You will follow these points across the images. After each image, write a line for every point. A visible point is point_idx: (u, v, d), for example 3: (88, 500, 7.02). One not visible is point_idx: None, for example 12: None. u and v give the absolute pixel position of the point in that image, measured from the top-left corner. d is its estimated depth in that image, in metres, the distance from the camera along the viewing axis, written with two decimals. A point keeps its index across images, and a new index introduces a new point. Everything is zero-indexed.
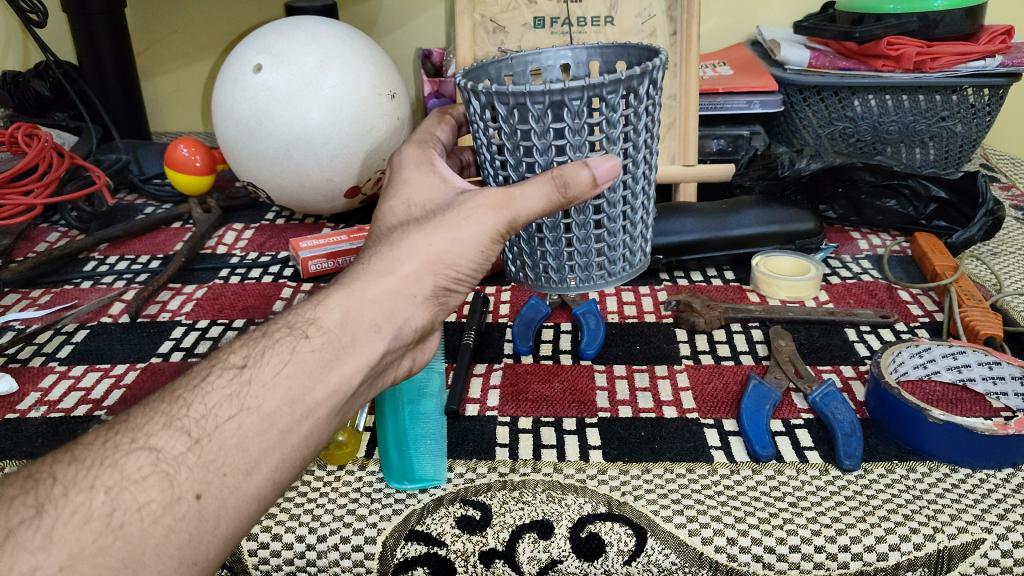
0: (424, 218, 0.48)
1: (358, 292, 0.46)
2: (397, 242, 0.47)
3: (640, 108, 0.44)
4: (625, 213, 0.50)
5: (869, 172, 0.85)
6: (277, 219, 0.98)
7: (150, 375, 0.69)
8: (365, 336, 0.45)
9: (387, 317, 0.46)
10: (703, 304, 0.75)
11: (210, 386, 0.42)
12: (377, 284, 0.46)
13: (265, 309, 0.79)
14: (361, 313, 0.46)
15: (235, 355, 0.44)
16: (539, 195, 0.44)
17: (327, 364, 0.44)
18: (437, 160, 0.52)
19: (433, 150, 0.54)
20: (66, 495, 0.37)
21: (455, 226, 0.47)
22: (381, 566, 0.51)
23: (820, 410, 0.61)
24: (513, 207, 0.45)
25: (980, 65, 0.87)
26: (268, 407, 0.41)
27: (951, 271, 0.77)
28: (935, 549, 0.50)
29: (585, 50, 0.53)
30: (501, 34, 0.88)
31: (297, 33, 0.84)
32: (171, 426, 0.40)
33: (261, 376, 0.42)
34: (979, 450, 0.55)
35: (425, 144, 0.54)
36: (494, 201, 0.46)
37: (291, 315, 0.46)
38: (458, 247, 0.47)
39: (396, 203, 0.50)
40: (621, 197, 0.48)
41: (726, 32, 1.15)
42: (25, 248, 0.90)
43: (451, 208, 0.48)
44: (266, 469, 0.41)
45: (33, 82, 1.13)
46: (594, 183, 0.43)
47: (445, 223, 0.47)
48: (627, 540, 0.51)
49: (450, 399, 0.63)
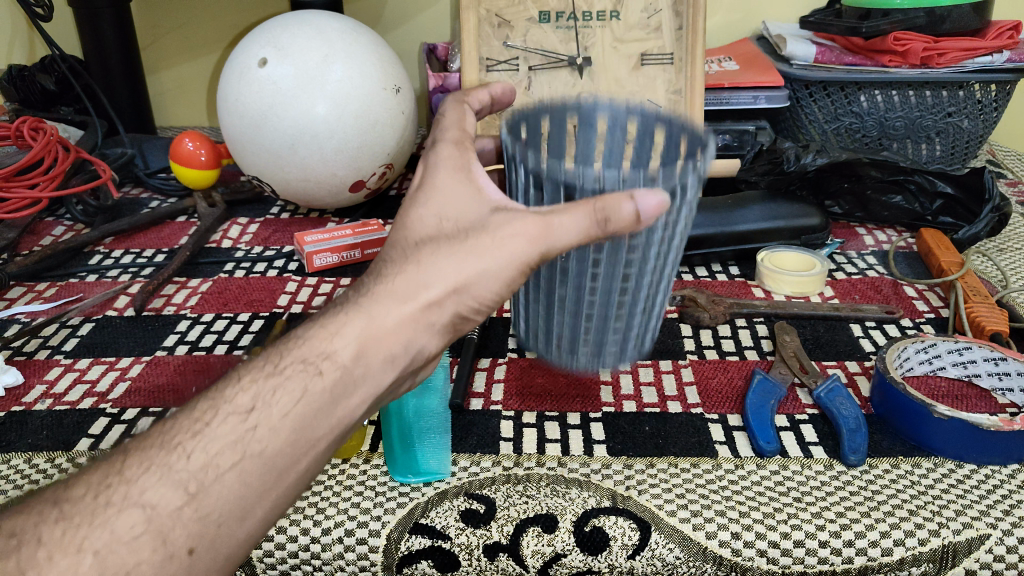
0: (455, 237, 0.43)
1: (377, 320, 0.42)
2: (424, 262, 0.43)
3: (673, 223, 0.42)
4: (651, 280, 0.46)
5: (875, 168, 0.85)
6: (282, 214, 0.98)
7: (155, 369, 0.69)
8: (378, 370, 0.42)
9: (404, 348, 0.43)
10: (708, 300, 0.75)
11: (212, 432, 0.39)
12: (396, 310, 0.42)
13: (270, 303, 0.79)
14: (378, 345, 0.42)
15: (242, 394, 0.41)
16: (577, 227, 0.39)
17: (334, 403, 0.41)
18: (475, 166, 0.46)
19: (472, 150, 0.48)
20: (50, 560, 0.35)
21: (486, 253, 0.42)
22: (385, 559, 0.51)
23: (825, 405, 0.61)
24: (547, 239, 0.40)
25: (986, 60, 0.87)
26: (272, 451, 0.39)
27: (957, 267, 0.77)
28: (940, 544, 0.50)
29: (620, 102, 0.53)
30: (506, 28, 0.87)
31: (302, 27, 0.84)
32: (167, 478, 0.38)
33: (268, 419, 0.40)
34: (984, 446, 0.55)
35: (462, 142, 0.48)
36: (524, 229, 0.41)
37: (300, 342, 0.43)
38: (486, 281, 0.42)
39: (427, 212, 0.45)
40: (651, 272, 0.45)
41: (732, 28, 1.15)
42: (31, 242, 0.91)
43: (486, 228, 0.42)
44: (260, 512, 0.40)
45: (38, 75, 1.12)
46: (639, 220, 0.37)
47: (477, 246, 0.42)
48: (631, 534, 0.51)
49: (454, 391, 0.63)
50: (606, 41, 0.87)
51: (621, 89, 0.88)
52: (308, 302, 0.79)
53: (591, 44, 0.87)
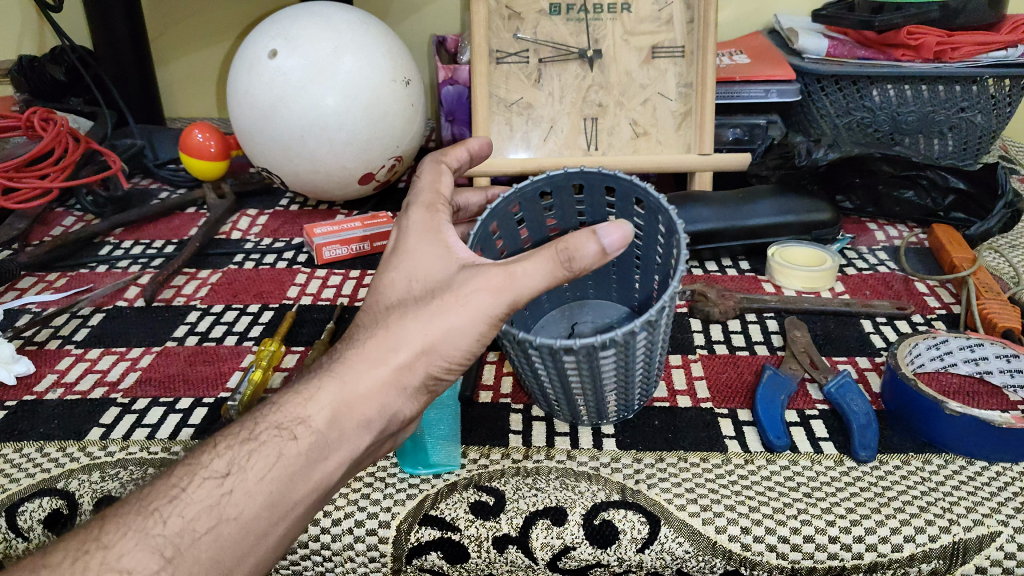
0: (422, 297, 0.46)
1: (350, 387, 0.45)
2: (393, 325, 0.46)
3: (659, 323, 0.49)
4: (640, 373, 0.54)
5: (887, 163, 0.84)
6: (292, 205, 0.99)
7: (166, 359, 0.69)
8: (352, 434, 0.45)
9: (377, 412, 0.45)
10: (718, 295, 0.74)
11: (189, 497, 0.42)
12: (369, 376, 0.45)
13: (280, 295, 0.79)
14: (351, 409, 0.45)
15: (217, 459, 0.43)
16: (540, 272, 0.43)
17: (311, 466, 0.43)
18: (446, 229, 0.50)
19: (444, 215, 0.51)
20: None
21: (452, 311, 0.44)
22: (395, 550, 0.51)
23: (836, 401, 0.60)
24: (514, 288, 0.43)
25: (1001, 54, 0.87)
26: (248, 514, 0.42)
27: (969, 264, 0.76)
28: (951, 541, 0.50)
29: (597, 176, 0.56)
30: (516, 20, 0.86)
31: (313, 19, 0.84)
32: (144, 542, 0.40)
33: (243, 484, 0.42)
34: (995, 443, 0.55)
35: (434, 208, 0.51)
36: (494, 283, 0.44)
37: (274, 410, 0.45)
38: (453, 337, 0.45)
39: (398, 275, 0.48)
40: (636, 372, 0.52)
41: (744, 21, 1.14)
42: (42, 232, 0.91)
43: (450, 287, 0.45)
44: (242, 569, 0.42)
45: (49, 66, 1.12)
46: (604, 252, 0.43)
47: (443, 306, 0.45)
48: (641, 527, 0.51)
49: (464, 385, 0.64)
50: (617, 34, 0.87)
51: (632, 82, 0.88)
52: (317, 294, 0.79)
53: (602, 37, 0.87)
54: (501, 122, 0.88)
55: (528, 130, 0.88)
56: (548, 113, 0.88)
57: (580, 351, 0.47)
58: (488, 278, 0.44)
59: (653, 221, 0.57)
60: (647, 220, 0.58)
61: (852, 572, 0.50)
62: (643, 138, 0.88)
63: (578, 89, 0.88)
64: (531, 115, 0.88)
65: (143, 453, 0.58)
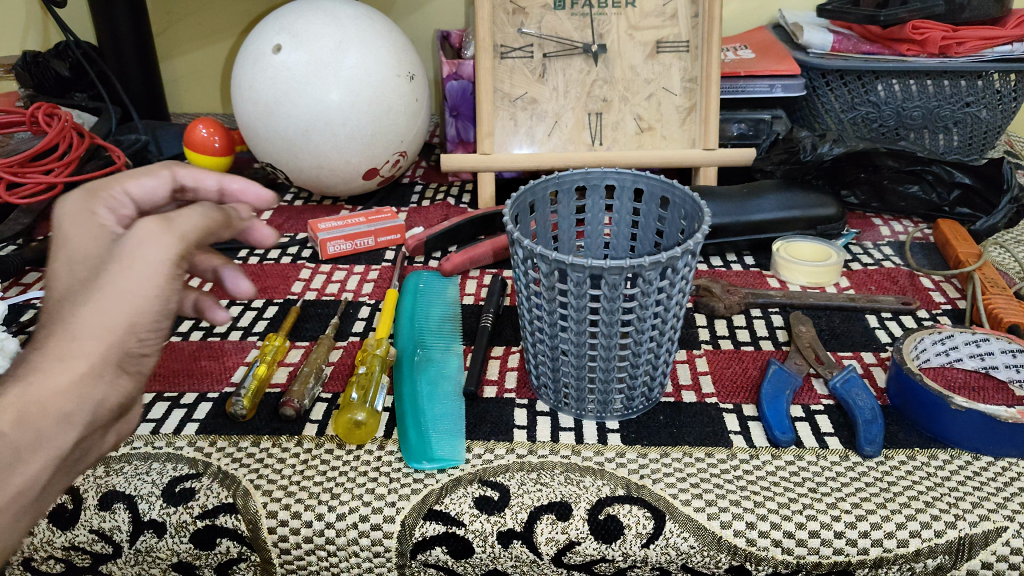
0: (85, 280, 0.36)
1: (37, 381, 0.33)
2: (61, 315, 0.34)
3: (676, 278, 0.53)
4: (649, 350, 0.57)
5: (892, 158, 0.85)
6: (295, 200, 0.98)
7: (170, 355, 0.69)
8: (53, 431, 0.33)
9: (77, 403, 0.34)
10: (723, 290, 0.74)
11: None
12: (56, 368, 0.33)
13: (284, 290, 0.79)
14: (43, 408, 0.33)
15: None
16: (196, 214, 0.39)
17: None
18: (102, 207, 0.40)
19: (106, 197, 0.40)
20: None
21: (122, 278, 0.35)
22: (399, 545, 0.51)
23: (841, 396, 0.60)
24: (177, 230, 0.37)
25: (1007, 50, 0.86)
26: None
27: (974, 259, 0.76)
28: (956, 536, 0.50)
29: (630, 176, 0.63)
30: (521, 15, 0.86)
31: (316, 13, 0.84)
32: None
33: None
34: (1001, 439, 0.55)
35: (94, 193, 0.40)
36: (151, 230, 0.36)
37: None
38: (136, 300, 0.35)
39: (53, 266, 0.37)
40: (649, 335, 0.55)
41: (749, 14, 1.14)
42: (46, 228, 0.91)
43: (113, 257, 0.36)
44: None
45: (53, 62, 1.12)
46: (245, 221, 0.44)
47: (108, 280, 0.35)
48: (646, 522, 0.51)
49: (468, 380, 0.63)
50: (622, 28, 0.86)
51: (636, 77, 0.87)
52: (322, 289, 0.79)
53: (606, 32, 0.87)
54: (505, 117, 0.88)
55: (532, 126, 0.88)
56: (552, 108, 0.88)
57: (608, 276, 0.50)
58: (138, 230, 0.36)
59: (676, 219, 0.62)
60: (669, 220, 0.63)
61: (858, 567, 0.50)
62: (648, 133, 0.88)
63: (582, 84, 0.88)
64: (535, 110, 0.88)
65: (147, 448, 0.58)
